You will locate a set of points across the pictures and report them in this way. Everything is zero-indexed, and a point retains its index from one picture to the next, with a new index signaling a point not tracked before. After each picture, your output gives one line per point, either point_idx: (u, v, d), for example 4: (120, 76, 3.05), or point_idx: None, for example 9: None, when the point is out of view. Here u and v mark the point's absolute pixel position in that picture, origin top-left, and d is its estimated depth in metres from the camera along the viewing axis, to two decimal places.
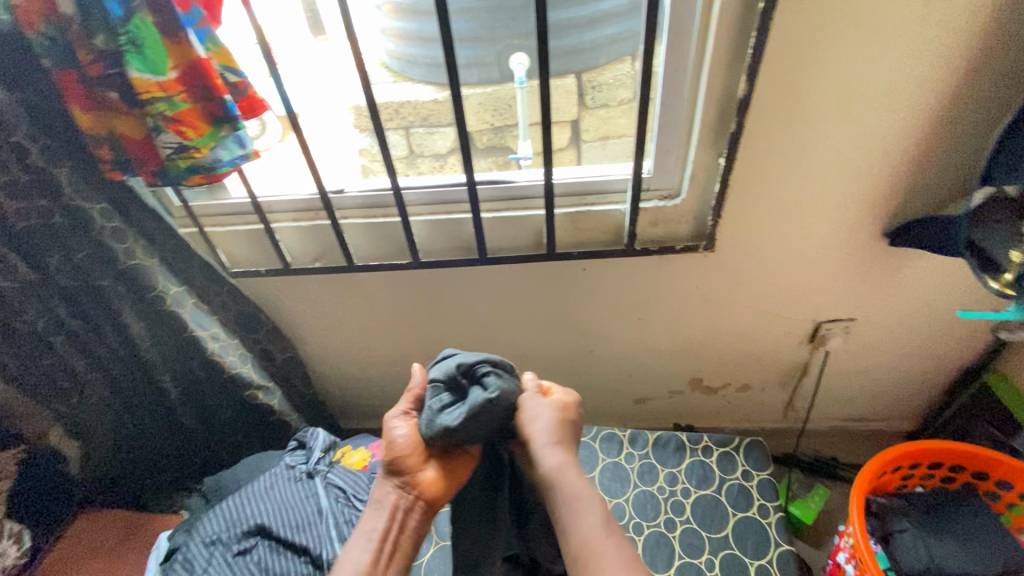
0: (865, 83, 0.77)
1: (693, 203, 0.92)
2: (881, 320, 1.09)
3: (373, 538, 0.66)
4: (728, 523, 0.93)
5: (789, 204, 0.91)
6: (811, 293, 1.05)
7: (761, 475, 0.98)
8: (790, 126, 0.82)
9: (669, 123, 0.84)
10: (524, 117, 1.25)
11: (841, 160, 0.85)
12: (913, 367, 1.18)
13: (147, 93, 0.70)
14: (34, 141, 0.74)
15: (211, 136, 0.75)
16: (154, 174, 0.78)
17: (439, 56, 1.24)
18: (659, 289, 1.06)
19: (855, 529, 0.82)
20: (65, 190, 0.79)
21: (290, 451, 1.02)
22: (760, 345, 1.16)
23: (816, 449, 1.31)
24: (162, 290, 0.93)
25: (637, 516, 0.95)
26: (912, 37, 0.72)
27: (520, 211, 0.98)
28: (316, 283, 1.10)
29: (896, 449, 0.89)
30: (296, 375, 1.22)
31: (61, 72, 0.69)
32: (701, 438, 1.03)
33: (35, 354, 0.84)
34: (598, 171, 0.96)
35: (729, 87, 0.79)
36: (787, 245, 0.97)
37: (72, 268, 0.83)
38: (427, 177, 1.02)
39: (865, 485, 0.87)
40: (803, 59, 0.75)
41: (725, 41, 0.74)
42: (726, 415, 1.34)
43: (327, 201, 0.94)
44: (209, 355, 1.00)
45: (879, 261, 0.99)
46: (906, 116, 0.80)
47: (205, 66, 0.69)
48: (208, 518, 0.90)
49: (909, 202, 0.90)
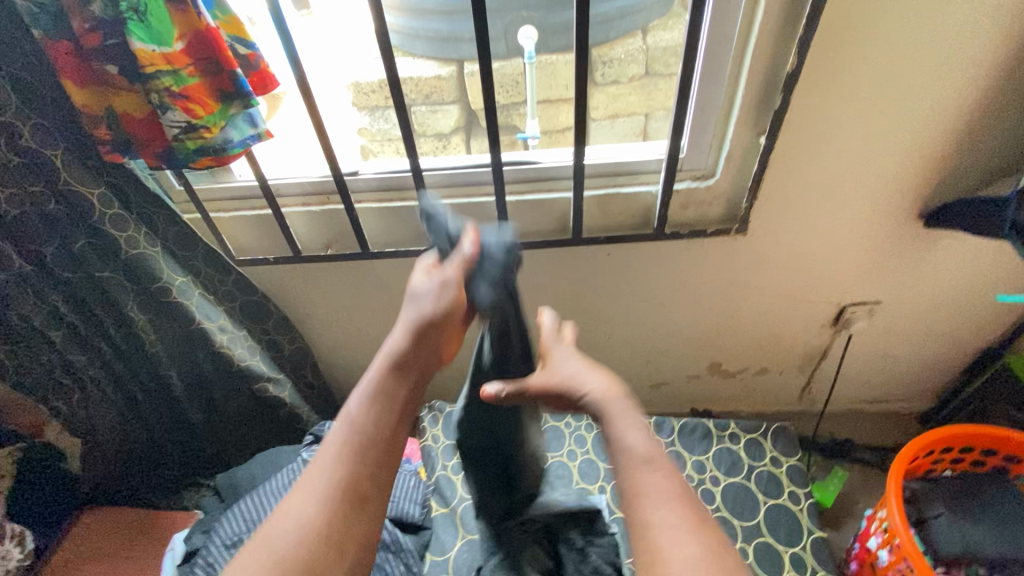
0: (916, 58, 0.73)
1: (728, 184, 0.89)
2: (906, 303, 1.08)
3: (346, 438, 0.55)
4: (760, 511, 0.92)
5: (825, 185, 0.88)
6: (839, 278, 1.03)
7: (789, 461, 0.97)
8: (835, 103, 0.78)
9: (709, 100, 0.80)
10: (533, 96, 1.19)
11: (885, 138, 0.82)
12: (932, 350, 1.17)
13: (150, 67, 0.63)
14: (26, 121, 0.68)
15: (221, 114, 0.69)
16: (157, 155, 0.71)
17: (444, 31, 1.19)
18: (685, 273, 1.03)
19: (895, 518, 0.80)
20: (61, 174, 0.72)
21: (307, 446, 0.98)
22: (781, 328, 1.14)
23: (832, 431, 1.31)
24: (168, 280, 0.87)
25: None
26: (970, 8, 0.69)
27: (545, 193, 0.93)
28: (326, 270, 1.05)
29: (931, 432, 0.88)
30: (306, 366, 1.17)
31: (53, 44, 0.62)
32: (728, 425, 1.01)
33: (32, 351, 0.79)
34: (628, 151, 0.91)
35: (776, 60, 0.74)
36: (819, 228, 0.95)
37: (70, 258, 0.78)
38: (444, 159, 0.97)
39: (902, 468, 0.86)
40: (855, 33, 0.71)
41: (776, 11, 0.70)
42: (743, 399, 1.33)
43: (342, 184, 0.88)
44: (217, 348, 0.96)
45: (910, 243, 0.97)
46: (957, 91, 0.76)
47: (214, 36, 0.63)
48: (226, 518, 0.87)
49: (949, 182, 0.87)
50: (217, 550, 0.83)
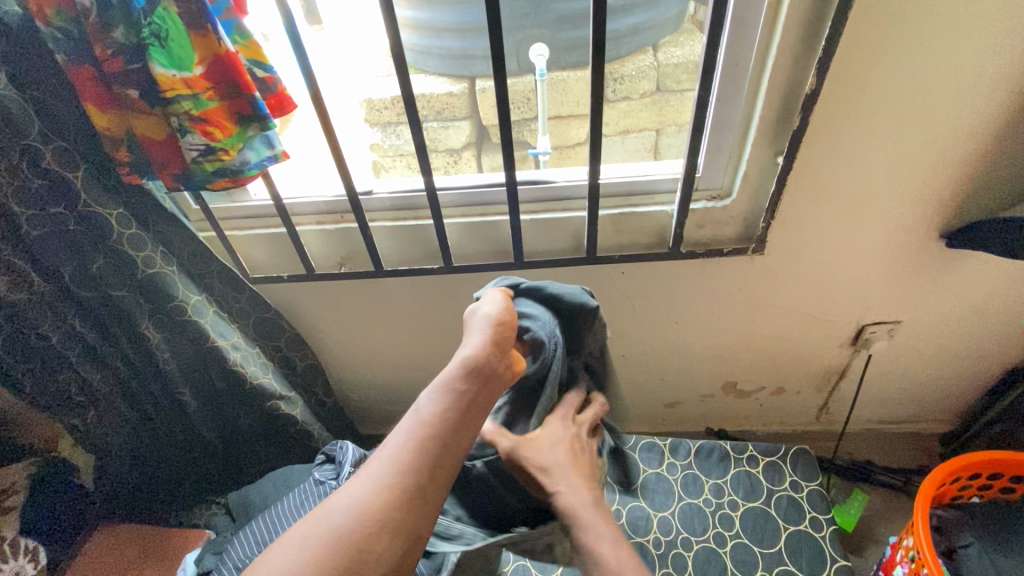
0: (937, 77, 0.72)
1: (745, 203, 0.88)
2: (927, 323, 1.05)
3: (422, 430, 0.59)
4: (781, 538, 0.89)
5: (843, 204, 0.87)
6: (858, 297, 1.01)
7: (810, 485, 0.94)
8: (853, 122, 0.77)
9: (725, 120, 0.79)
10: (544, 112, 1.21)
11: (905, 156, 0.81)
12: (954, 369, 1.15)
13: (171, 91, 0.64)
14: (48, 143, 0.69)
15: (239, 136, 0.69)
16: (175, 177, 0.72)
17: (456, 48, 1.19)
18: (701, 292, 1.02)
19: (920, 540, 0.78)
20: (81, 194, 0.73)
21: (319, 465, 0.97)
22: (799, 348, 1.13)
23: (851, 452, 1.28)
24: (183, 298, 0.87)
25: (685, 531, 0.91)
26: (990, 27, 0.68)
27: (559, 212, 0.93)
28: (339, 287, 1.05)
29: (957, 457, 0.86)
30: (318, 382, 1.16)
31: (76, 69, 0.64)
32: (746, 447, 0.99)
33: (47, 368, 0.80)
34: (643, 170, 0.90)
35: (793, 82, 0.74)
36: (837, 247, 0.93)
37: (85, 277, 0.78)
38: (457, 177, 0.97)
39: (929, 495, 0.83)
40: (873, 53, 0.70)
41: (794, 31, 0.69)
42: (760, 419, 1.30)
43: (357, 203, 0.88)
44: (230, 366, 0.95)
45: (932, 262, 0.95)
46: (978, 109, 0.75)
47: (233, 60, 0.64)
48: (238, 540, 0.86)
49: (971, 201, 0.85)
50: (229, 572, 0.82)
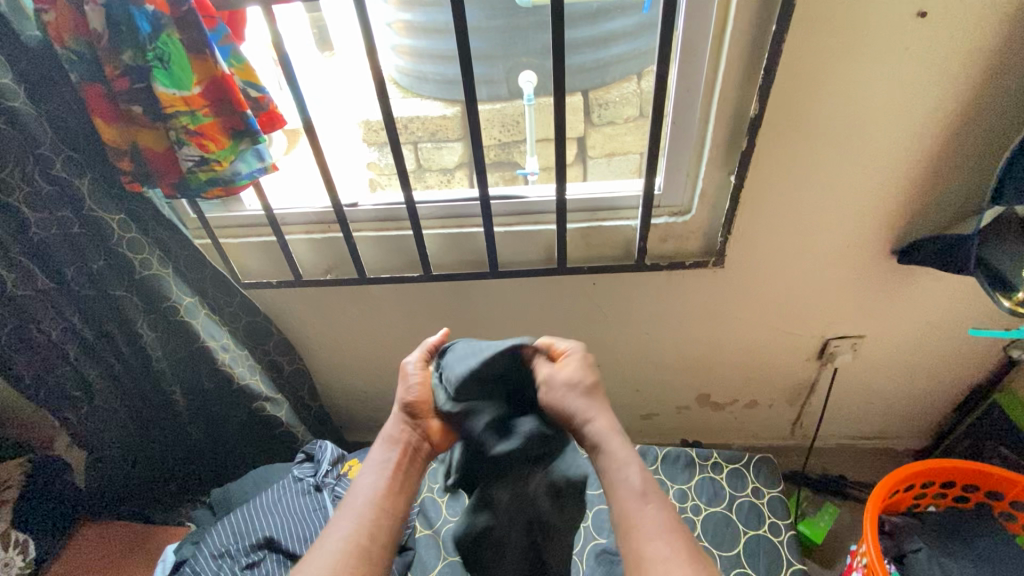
0: (872, 105, 0.79)
1: (704, 219, 0.94)
2: (888, 338, 1.10)
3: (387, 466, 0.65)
4: (740, 541, 0.93)
5: (796, 223, 0.92)
6: (819, 312, 1.06)
7: (771, 492, 0.98)
8: (798, 147, 0.83)
9: (681, 141, 0.86)
10: (532, 135, 1.26)
11: (851, 178, 0.87)
12: (920, 385, 1.18)
13: (171, 108, 0.71)
14: (58, 153, 0.76)
15: (232, 150, 0.76)
16: (173, 185, 0.79)
17: (450, 74, 1.24)
18: (669, 306, 1.07)
19: (869, 547, 0.85)
20: (86, 201, 0.80)
21: (298, 463, 1.02)
22: (769, 362, 1.16)
23: (824, 467, 1.30)
24: (176, 300, 0.93)
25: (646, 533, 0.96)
26: (918, 61, 0.74)
27: (531, 225, 0.99)
28: (326, 294, 1.11)
29: (904, 469, 0.94)
30: (303, 387, 1.21)
31: (87, 86, 0.71)
32: (711, 454, 1.03)
33: (47, 362, 0.84)
34: (609, 188, 0.97)
35: (740, 108, 0.81)
36: (795, 264, 0.98)
37: (88, 278, 0.84)
38: (440, 192, 1.03)
39: (878, 505, 0.90)
40: (812, 82, 0.77)
41: (737, 62, 0.77)
42: (734, 432, 1.33)
43: (341, 214, 0.95)
44: (219, 366, 1.00)
45: (886, 279, 1.00)
46: (917, 134, 0.81)
47: (228, 81, 0.71)
48: (215, 530, 0.90)
49: (920, 219, 0.90)
50: (204, 560, 0.86)
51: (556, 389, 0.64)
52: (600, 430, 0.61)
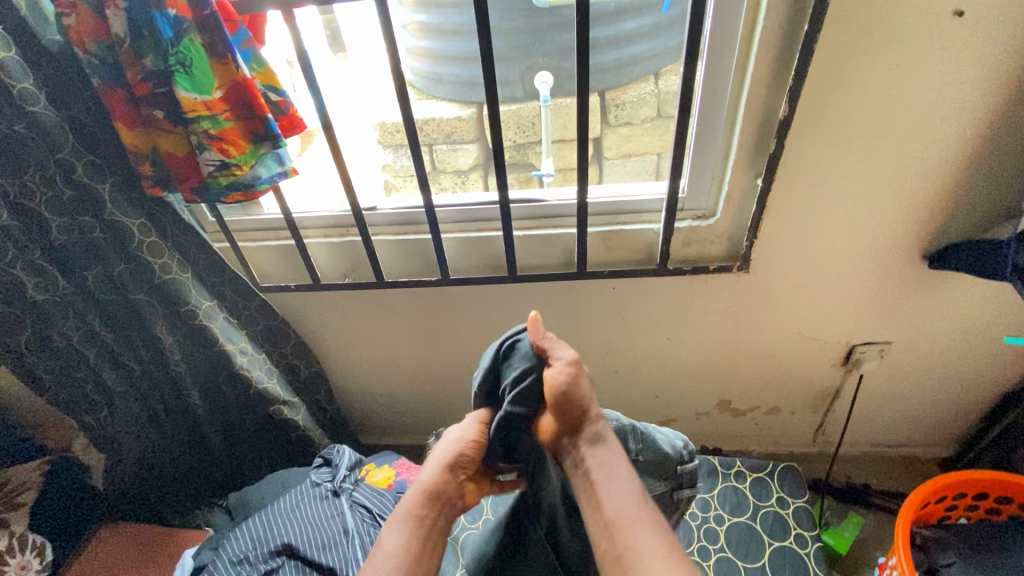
0: (906, 107, 0.76)
1: (728, 223, 0.92)
2: (916, 345, 1.07)
3: (406, 518, 0.67)
4: (765, 553, 0.91)
5: (824, 227, 0.90)
6: (845, 318, 1.04)
7: (797, 502, 0.96)
8: (828, 150, 0.81)
9: (705, 143, 0.85)
10: (548, 137, 1.24)
11: (882, 181, 0.84)
12: (949, 393, 1.15)
13: (192, 112, 0.70)
14: (80, 158, 0.76)
15: (252, 154, 0.76)
16: (193, 190, 0.78)
17: (467, 76, 1.23)
18: (691, 311, 1.05)
19: (901, 560, 0.83)
20: (107, 205, 0.80)
21: (316, 468, 1.01)
22: (792, 368, 1.14)
23: (848, 475, 1.27)
24: (196, 304, 0.92)
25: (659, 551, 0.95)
26: (956, 61, 0.72)
27: (551, 229, 0.98)
28: (344, 298, 1.11)
29: (935, 480, 0.92)
30: (319, 391, 1.21)
31: (108, 90, 0.71)
32: (733, 463, 1.01)
33: (68, 366, 0.84)
34: (631, 191, 0.95)
35: (767, 109, 0.79)
36: (822, 269, 0.96)
37: (108, 281, 0.84)
38: (458, 195, 1.02)
39: (909, 516, 0.89)
40: (844, 83, 0.75)
41: (766, 63, 0.75)
42: (755, 439, 1.31)
43: (360, 218, 0.94)
44: (237, 370, 1.00)
45: (916, 285, 0.97)
46: (952, 136, 0.79)
47: (249, 85, 0.71)
48: (235, 536, 0.90)
49: (953, 223, 0.88)
50: (224, 566, 0.86)
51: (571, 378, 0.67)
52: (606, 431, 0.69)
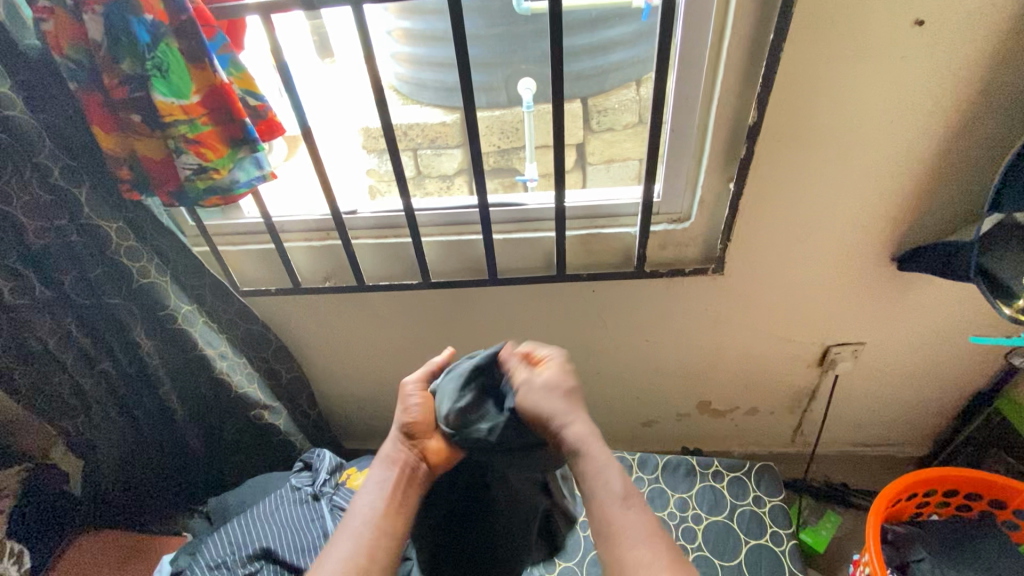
0: (870, 113, 0.79)
1: (703, 227, 0.94)
2: (889, 345, 1.09)
3: (384, 485, 0.65)
4: (741, 551, 0.93)
5: (795, 230, 0.92)
6: (819, 319, 1.06)
7: (772, 501, 0.97)
8: (797, 155, 0.83)
9: (679, 149, 0.87)
10: (531, 142, 1.26)
11: (850, 185, 0.87)
12: (922, 392, 1.17)
13: (169, 116, 0.71)
14: (57, 161, 0.76)
15: (230, 158, 0.76)
16: (171, 194, 0.79)
17: (451, 81, 1.24)
18: (669, 313, 1.07)
19: (872, 557, 0.85)
20: (84, 209, 0.80)
21: (296, 472, 1.01)
22: (769, 369, 1.16)
23: (826, 475, 1.30)
24: (174, 308, 0.92)
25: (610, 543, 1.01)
26: (917, 68, 0.74)
27: (531, 232, 0.99)
28: (325, 301, 1.11)
29: (906, 478, 0.94)
30: (301, 395, 1.20)
31: (85, 94, 0.71)
32: (711, 463, 1.03)
33: (44, 371, 0.83)
34: (608, 195, 0.97)
35: (738, 115, 0.81)
36: (795, 272, 0.98)
37: (85, 286, 0.84)
38: (439, 199, 1.03)
39: (881, 513, 0.90)
40: (810, 91, 0.77)
41: (735, 70, 0.77)
42: (735, 440, 1.32)
43: (341, 222, 0.95)
44: (218, 374, 1.00)
45: (887, 286, 0.99)
46: (915, 141, 0.81)
47: (226, 90, 0.71)
48: (212, 541, 0.90)
49: (919, 226, 0.90)
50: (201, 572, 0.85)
51: (534, 391, 0.61)
52: (581, 435, 0.59)
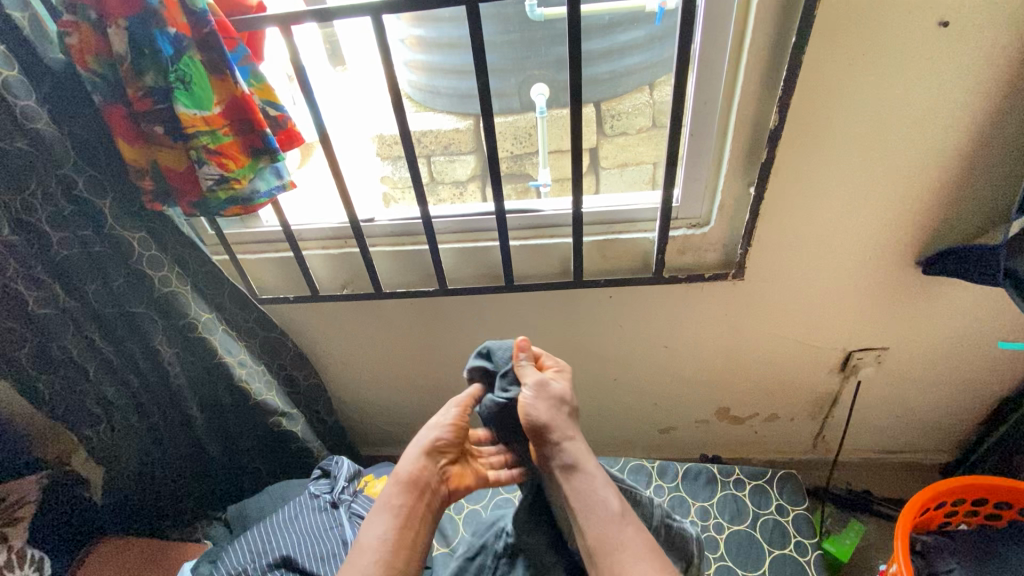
0: (894, 116, 0.78)
1: (722, 232, 0.93)
2: (913, 351, 1.07)
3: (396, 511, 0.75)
4: (765, 561, 0.91)
5: (816, 235, 0.91)
6: (841, 324, 1.04)
7: (796, 509, 0.96)
8: (818, 159, 0.82)
9: (698, 153, 0.86)
10: (545, 147, 1.25)
11: (873, 189, 0.85)
12: (948, 398, 1.15)
13: (191, 128, 0.71)
14: (81, 173, 0.77)
15: (251, 168, 0.77)
16: (192, 204, 0.79)
17: (464, 88, 1.24)
18: (687, 318, 1.05)
19: (901, 567, 0.83)
20: (108, 221, 0.81)
21: (314, 480, 1.02)
22: (789, 375, 1.14)
23: (848, 482, 1.27)
24: (194, 316, 0.93)
25: None
26: (943, 70, 0.73)
27: (547, 238, 0.99)
28: (342, 308, 1.11)
29: (934, 486, 0.92)
30: (319, 401, 1.21)
31: (109, 108, 0.72)
32: (732, 470, 1.01)
33: (68, 380, 0.84)
34: (625, 201, 0.96)
35: (758, 119, 0.81)
36: (816, 276, 0.97)
37: (107, 295, 0.84)
38: (455, 206, 1.03)
39: (909, 522, 0.88)
40: (832, 94, 0.76)
41: (755, 74, 0.76)
42: (755, 446, 1.30)
43: (359, 229, 0.95)
44: (236, 382, 1.00)
45: (911, 290, 0.98)
46: (941, 143, 0.80)
47: (248, 101, 0.72)
48: (233, 548, 0.90)
49: (944, 229, 0.89)
50: None
51: (547, 392, 0.77)
52: (576, 451, 0.76)
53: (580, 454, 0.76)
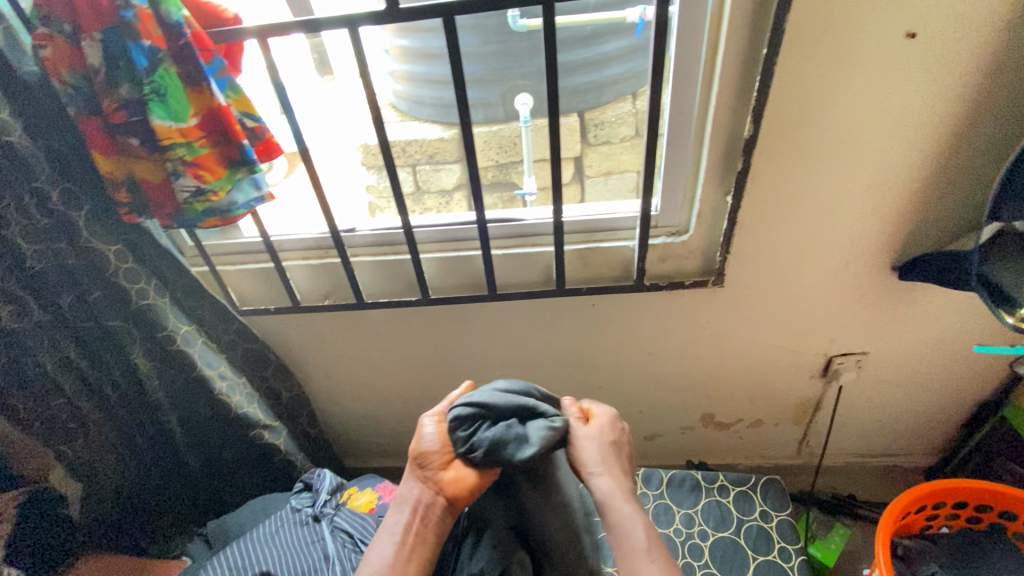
0: (865, 125, 0.79)
1: (702, 239, 0.94)
2: (892, 355, 1.08)
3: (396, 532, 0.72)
4: (749, 567, 0.91)
5: (794, 241, 0.92)
6: (821, 330, 1.05)
7: (780, 515, 0.96)
8: (793, 167, 0.83)
9: (675, 162, 0.87)
10: (528, 155, 1.26)
11: (848, 196, 0.87)
12: (928, 401, 1.16)
13: (167, 140, 0.71)
14: (55, 186, 0.76)
15: (228, 179, 0.76)
16: (169, 217, 0.79)
17: (447, 97, 1.24)
18: (669, 325, 1.06)
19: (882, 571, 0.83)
20: (83, 233, 0.80)
21: (297, 493, 1.00)
22: (772, 380, 1.15)
23: (833, 486, 1.28)
24: (173, 329, 0.92)
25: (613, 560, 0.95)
26: (910, 80, 0.75)
27: (529, 247, 0.99)
28: (324, 319, 1.10)
29: (915, 489, 0.92)
30: (302, 414, 1.20)
31: (84, 119, 0.72)
32: (717, 477, 1.02)
33: (41, 394, 0.82)
34: (606, 209, 0.97)
35: (733, 128, 0.82)
36: (795, 283, 0.98)
37: (83, 308, 0.84)
38: (437, 216, 1.03)
39: (891, 526, 0.89)
40: (804, 104, 0.77)
41: (730, 84, 0.77)
42: (740, 452, 1.31)
43: (339, 240, 0.95)
44: (217, 395, 0.99)
45: (888, 295, 0.99)
46: (911, 152, 0.81)
47: (225, 114, 0.72)
48: (212, 564, 0.88)
49: (918, 235, 0.90)
50: None
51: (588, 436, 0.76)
52: (608, 486, 0.72)
53: (612, 491, 0.72)
